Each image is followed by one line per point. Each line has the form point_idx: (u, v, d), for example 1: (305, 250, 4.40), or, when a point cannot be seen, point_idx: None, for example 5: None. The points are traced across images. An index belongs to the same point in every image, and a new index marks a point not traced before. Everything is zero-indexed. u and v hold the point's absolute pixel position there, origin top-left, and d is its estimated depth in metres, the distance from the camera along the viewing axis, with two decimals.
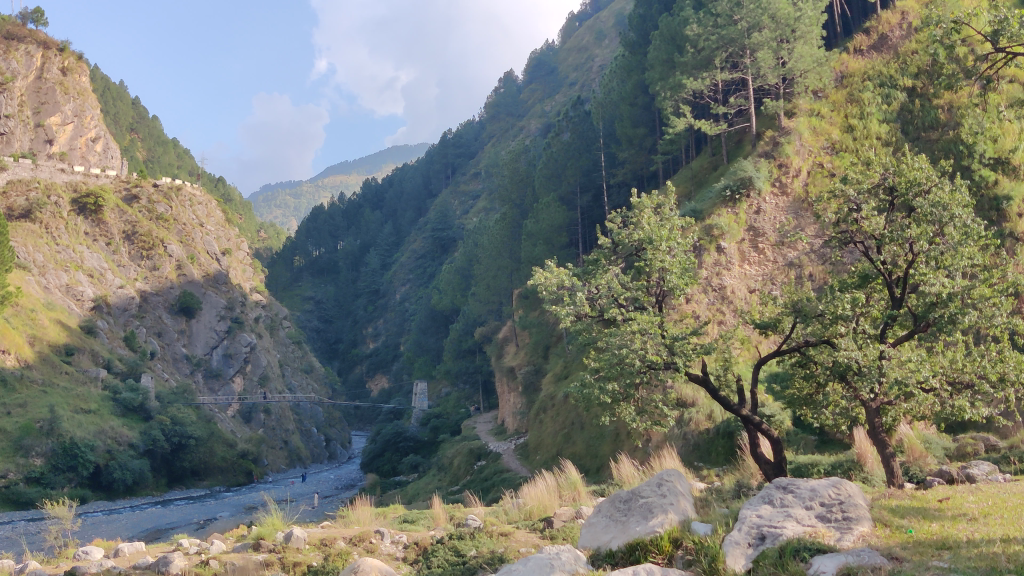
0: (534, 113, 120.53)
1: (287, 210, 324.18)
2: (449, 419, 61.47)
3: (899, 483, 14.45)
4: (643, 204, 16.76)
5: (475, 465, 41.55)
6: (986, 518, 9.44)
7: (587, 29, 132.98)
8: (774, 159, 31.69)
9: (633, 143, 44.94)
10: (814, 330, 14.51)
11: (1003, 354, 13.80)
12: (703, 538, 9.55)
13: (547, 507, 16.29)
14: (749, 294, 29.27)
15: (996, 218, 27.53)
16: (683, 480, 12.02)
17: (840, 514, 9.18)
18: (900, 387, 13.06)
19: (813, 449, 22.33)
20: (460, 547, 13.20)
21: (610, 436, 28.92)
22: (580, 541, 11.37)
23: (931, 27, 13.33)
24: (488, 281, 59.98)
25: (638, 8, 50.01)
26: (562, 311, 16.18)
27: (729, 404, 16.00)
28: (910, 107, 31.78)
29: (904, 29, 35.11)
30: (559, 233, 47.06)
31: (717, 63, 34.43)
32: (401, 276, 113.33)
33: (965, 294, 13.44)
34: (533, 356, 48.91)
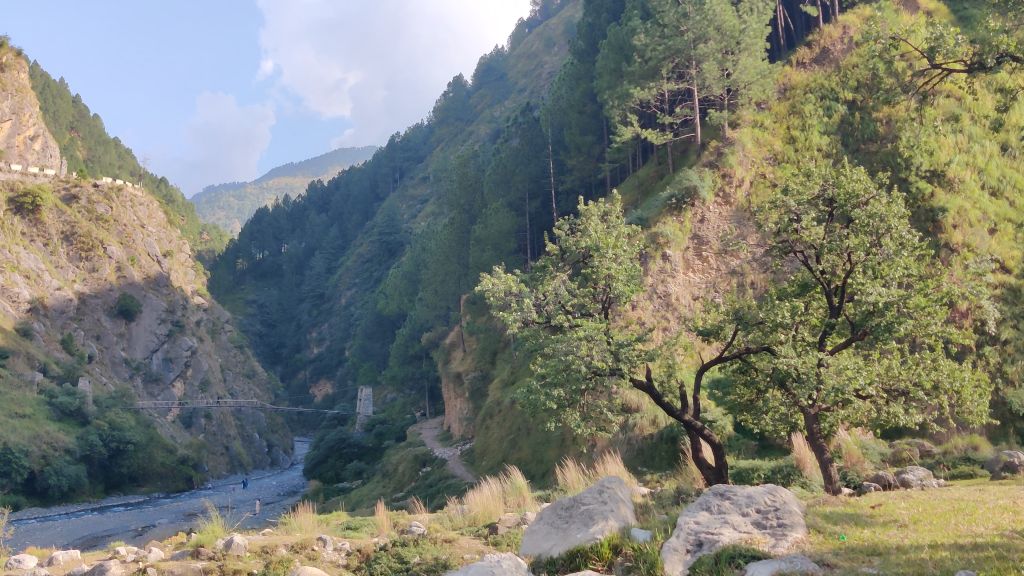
0: (483, 118, 120.55)
1: (231, 211, 319.39)
2: (395, 425, 60.99)
3: (835, 488, 14.75)
4: (591, 211, 16.85)
5: (420, 471, 41.37)
6: (915, 524, 9.66)
7: (536, 35, 133.44)
8: (717, 169, 32.08)
9: (582, 150, 45.29)
10: (754, 337, 14.73)
11: (937, 362, 14.19)
12: (642, 545, 9.61)
13: (491, 514, 16.24)
14: (693, 301, 29.69)
15: (931, 229, 28.36)
16: (624, 486, 12.14)
17: (774, 521, 9.34)
18: (838, 395, 13.23)
19: (753, 454, 22.73)
20: (404, 554, 13.10)
21: (556, 442, 29.00)
22: (522, 548, 11.34)
23: (871, 42, 13.62)
24: (436, 286, 59.77)
25: (588, 17, 50.45)
26: (508, 317, 16.08)
27: (673, 410, 16.12)
28: (850, 119, 32.58)
29: (845, 43, 35.79)
30: (508, 239, 47.18)
31: (664, 73, 34.74)
32: (347, 281, 113.08)
33: (900, 303, 13.71)
34: (480, 362, 49.09)
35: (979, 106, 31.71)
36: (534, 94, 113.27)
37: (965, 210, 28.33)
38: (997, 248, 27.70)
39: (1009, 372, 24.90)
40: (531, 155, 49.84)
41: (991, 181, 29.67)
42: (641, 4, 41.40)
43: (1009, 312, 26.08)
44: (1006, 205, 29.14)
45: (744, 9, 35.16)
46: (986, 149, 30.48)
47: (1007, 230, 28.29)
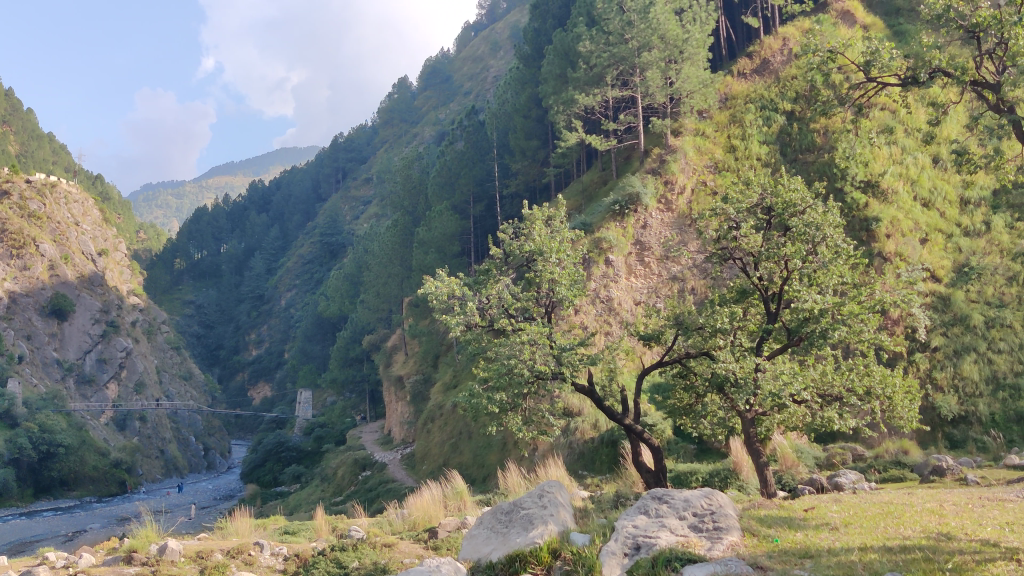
0: (428, 120, 120.09)
1: (168, 211, 313.25)
2: (334, 429, 60.50)
3: (771, 491, 15.00)
4: (535, 215, 16.89)
5: (360, 475, 41.02)
6: (845, 526, 9.90)
7: (482, 39, 133.60)
8: (660, 176, 32.43)
9: (526, 155, 45.40)
10: (694, 342, 14.90)
11: (870, 368, 14.53)
12: (581, 549, 9.64)
13: (431, 518, 16.19)
14: (634, 306, 29.92)
15: (866, 238, 29.07)
16: (564, 491, 12.19)
17: (711, 524, 9.46)
18: (774, 400, 13.44)
19: (692, 457, 23.08)
20: (343, 559, 12.96)
21: (497, 446, 29.04)
22: (462, 553, 11.30)
23: (809, 55, 13.93)
24: (378, 288, 59.23)
25: (533, 22, 50.63)
26: (451, 320, 15.96)
27: (614, 414, 16.23)
28: (789, 129, 33.37)
29: (785, 55, 36.48)
30: (452, 242, 47.02)
31: (608, 80, 34.93)
32: (287, 282, 111.79)
33: (835, 311, 14.01)
34: (422, 365, 48.95)
35: (912, 119, 32.65)
36: (479, 97, 113.48)
37: (897, 220, 29.17)
38: (928, 257, 28.57)
39: (937, 378, 25.64)
40: (476, 158, 49.77)
41: (923, 192, 30.58)
42: (586, 11, 41.73)
43: (938, 320, 26.87)
44: (937, 215, 30.04)
45: (686, 19, 35.59)
46: (918, 161, 31.51)
47: (938, 239, 29.19)
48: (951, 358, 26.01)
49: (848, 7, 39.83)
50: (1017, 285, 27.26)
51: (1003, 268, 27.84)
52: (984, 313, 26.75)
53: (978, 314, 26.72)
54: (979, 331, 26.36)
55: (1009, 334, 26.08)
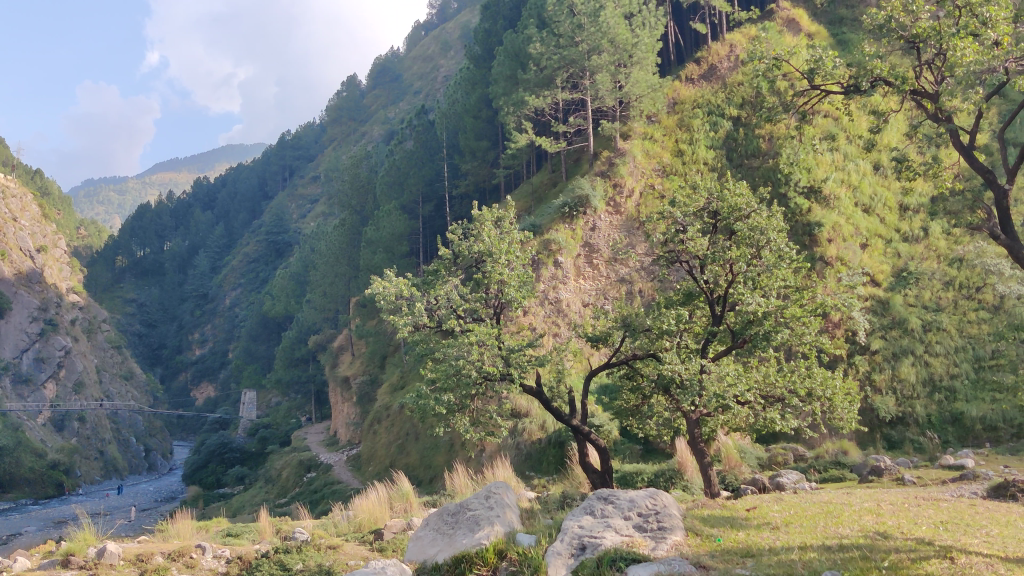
0: (377, 119, 119.17)
1: (111, 207, 306.75)
2: (279, 430, 59.88)
3: (714, 491, 15.22)
4: (484, 216, 16.89)
5: (305, 477, 40.60)
6: (786, 526, 10.06)
7: (433, 38, 133.08)
8: (609, 179, 32.63)
9: (476, 156, 45.33)
10: (641, 344, 15.04)
11: (811, 370, 14.83)
12: (527, 550, 9.64)
13: (377, 520, 16.10)
14: (583, 308, 30.08)
15: (808, 242, 29.60)
16: (510, 492, 12.19)
17: (655, 524, 9.57)
18: (718, 401, 13.62)
19: (638, 458, 23.31)
20: (286, 561, 12.83)
21: (444, 447, 28.99)
22: (407, 555, 11.24)
23: (755, 61, 14.12)
24: (325, 288, 58.51)
25: (484, 22, 50.53)
26: (400, 321, 15.81)
27: (561, 415, 16.27)
28: (735, 134, 34.07)
29: (731, 61, 37.06)
30: (400, 242, 46.72)
31: (558, 82, 34.96)
32: (232, 281, 110.21)
33: (778, 313, 14.27)
34: (369, 365, 48.63)
35: (854, 126, 33.35)
36: (429, 97, 113.13)
37: (839, 225, 29.72)
38: (868, 262, 29.20)
39: (876, 379, 26.22)
40: (425, 157, 49.54)
41: (864, 199, 31.24)
42: (537, 13, 41.83)
43: (877, 323, 27.49)
44: (877, 221, 30.71)
45: (636, 23, 35.80)
46: (860, 168, 32.19)
47: (878, 245, 29.86)
48: (890, 360, 26.60)
49: (793, 16, 40.37)
50: (952, 290, 28.13)
51: (939, 274, 28.69)
52: (921, 317, 27.48)
53: (916, 318, 27.38)
54: (916, 335, 27.01)
55: (944, 337, 26.88)
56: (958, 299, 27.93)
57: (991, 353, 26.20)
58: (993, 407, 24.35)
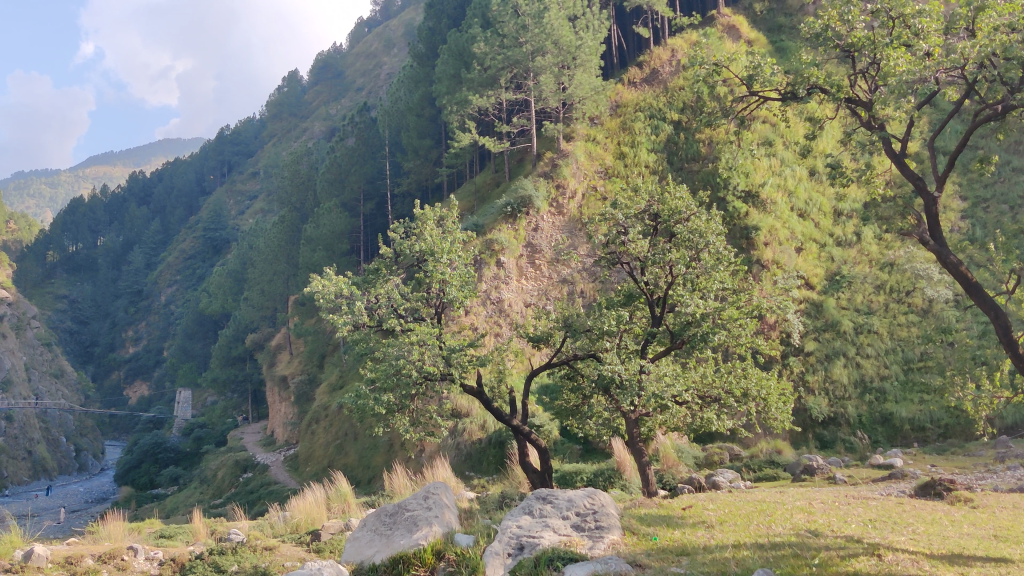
0: (318, 114, 117.64)
1: (42, 200, 298.48)
2: (216, 430, 59.12)
3: (652, 490, 15.40)
4: (426, 215, 16.84)
5: (241, 477, 40.00)
6: (721, 525, 10.21)
7: (376, 35, 132.10)
8: (552, 180, 32.78)
9: (419, 154, 45.20)
10: (582, 344, 15.15)
11: (746, 370, 15.11)
12: (466, 550, 9.63)
13: (315, 521, 15.95)
14: (525, 308, 30.08)
15: (745, 245, 30.04)
16: (449, 492, 12.18)
17: (592, 523, 9.66)
18: (657, 401, 13.74)
19: (578, 457, 23.48)
20: (221, 564, 12.65)
21: (383, 447, 28.85)
22: (343, 556, 11.14)
23: (696, 67, 14.33)
24: (263, 285, 57.52)
25: (428, 20, 50.27)
26: (340, 320, 15.64)
27: (502, 415, 16.26)
28: (675, 138, 34.83)
29: (673, 66, 37.61)
30: (341, 240, 46.33)
31: (502, 82, 34.88)
32: (167, 277, 108.02)
33: (715, 315, 14.51)
34: (308, 365, 48.17)
35: (791, 132, 34.04)
36: (371, 94, 112.24)
37: (775, 229, 30.30)
38: (803, 265, 29.80)
39: (810, 380, 26.68)
40: (367, 155, 49.16)
41: (799, 203, 31.85)
42: (481, 13, 41.81)
43: (811, 325, 28.08)
44: (812, 225, 31.34)
45: (579, 25, 35.95)
46: (796, 173, 32.83)
47: (812, 249, 30.46)
48: (823, 362, 27.14)
49: (733, 22, 40.98)
50: (883, 293, 28.93)
51: (871, 278, 29.48)
52: (854, 319, 28.17)
53: (848, 320, 28.05)
54: (848, 337, 27.66)
55: (876, 340, 27.61)
56: (888, 302, 28.75)
57: (919, 355, 27.03)
58: (921, 409, 25.36)
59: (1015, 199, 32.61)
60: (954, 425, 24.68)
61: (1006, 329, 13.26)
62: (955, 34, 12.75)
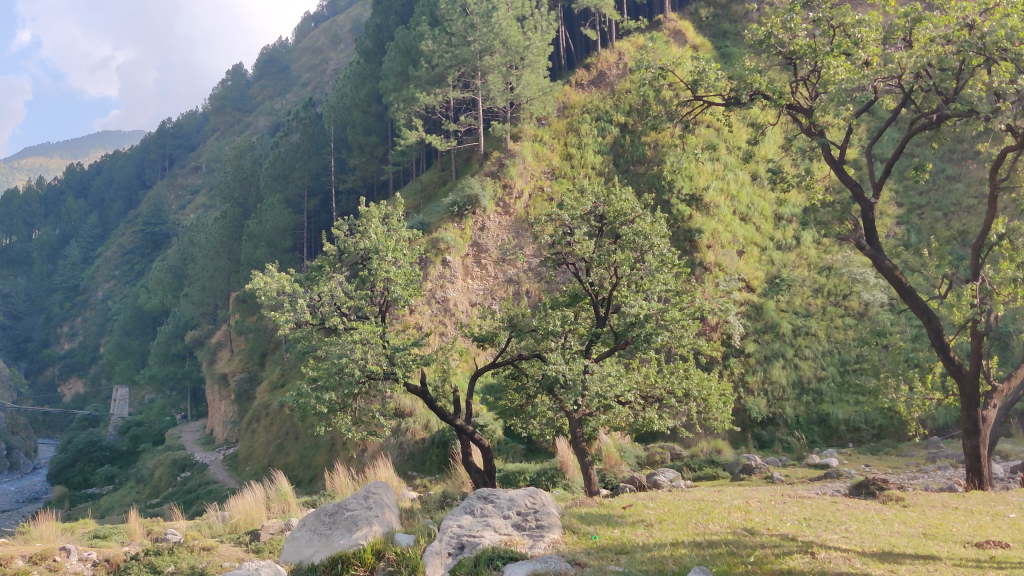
0: (262, 109, 116.08)
1: None
2: (152, 428, 58.05)
3: (594, 489, 15.51)
4: (371, 213, 16.76)
5: (178, 477, 39.32)
6: (660, 524, 10.34)
7: (323, 30, 130.95)
8: (498, 179, 32.78)
9: (364, 150, 44.98)
10: (527, 344, 15.21)
11: (688, 371, 15.31)
12: (405, 550, 9.59)
13: (254, 521, 15.74)
14: (470, 307, 30.01)
15: (689, 247, 30.38)
16: (390, 492, 12.13)
17: (533, 523, 9.69)
18: (599, 401, 13.84)
19: (521, 457, 23.56)
20: (157, 565, 12.46)
21: (325, 446, 28.60)
22: (281, 556, 11.00)
23: (642, 70, 14.44)
24: (203, 282, 56.57)
25: (375, 16, 49.96)
26: (281, 317, 15.49)
27: (446, 415, 16.20)
28: (621, 141, 35.37)
29: (620, 69, 38.10)
30: (284, 237, 45.77)
31: (450, 80, 34.77)
32: (105, 273, 105.39)
33: (659, 316, 14.70)
34: (249, 363, 47.52)
35: (733, 138, 34.59)
36: (318, 90, 111.19)
37: (718, 232, 30.72)
38: (744, 268, 30.26)
39: (749, 381, 27.04)
40: (312, 151, 48.62)
41: (741, 207, 32.32)
42: (429, 11, 41.65)
43: (752, 327, 28.50)
44: (753, 229, 31.83)
45: (527, 26, 36.04)
46: (739, 177, 33.36)
47: (753, 252, 30.97)
48: (762, 363, 27.58)
49: (679, 27, 41.47)
50: (821, 296, 29.56)
51: (809, 281, 30.09)
52: (792, 321, 28.72)
53: (787, 323, 28.57)
54: (787, 339, 28.16)
55: (813, 342, 28.17)
56: (826, 305, 29.36)
57: (855, 357, 27.66)
58: (856, 410, 25.93)
59: (948, 206, 33.53)
60: (888, 426, 25.28)
61: (938, 332, 13.64)
62: (892, 44, 13.11)
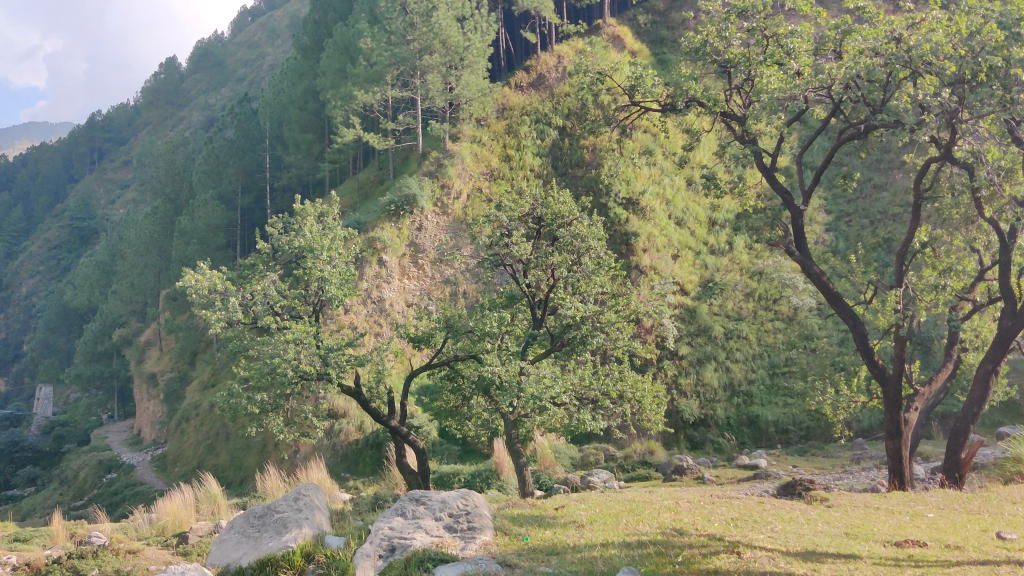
0: (196, 104, 114.05)
1: None
2: (77, 428, 56.44)
3: (528, 491, 15.57)
4: (306, 211, 16.58)
5: (104, 478, 38.44)
6: (591, 524, 10.45)
7: (261, 25, 129.36)
8: (436, 179, 32.70)
9: (300, 148, 44.55)
10: (463, 345, 15.18)
11: (623, 373, 15.48)
12: (335, 552, 9.52)
13: (182, 524, 15.46)
14: (406, 308, 29.84)
15: (625, 251, 30.72)
16: (321, 493, 12.04)
17: (465, 524, 9.70)
18: (535, 403, 13.92)
19: (455, 459, 23.57)
20: (78, 567, 12.19)
21: (256, 447, 28.21)
22: (208, 558, 10.82)
23: (580, 74, 14.48)
24: (133, 279, 55.24)
25: (314, 13, 49.46)
26: (212, 316, 15.24)
27: (380, 416, 16.09)
28: (560, 144, 35.75)
29: (559, 72, 38.57)
30: (217, 234, 44.91)
31: (388, 79, 34.55)
32: (29, 268, 101.85)
33: (595, 318, 14.85)
34: (179, 362, 46.58)
35: (669, 143, 35.12)
36: (254, 85, 109.65)
37: (653, 236, 31.11)
38: (678, 272, 30.70)
39: (682, 383, 27.40)
40: (246, 147, 47.87)
41: (677, 212, 32.77)
42: (369, 8, 41.33)
43: (685, 330, 28.91)
44: (688, 233, 32.30)
45: (468, 27, 36.00)
46: (674, 183, 33.87)
47: (687, 256, 31.43)
48: (694, 365, 28.01)
49: (618, 32, 41.94)
50: (752, 300, 30.18)
51: (741, 286, 30.69)
52: (724, 325, 29.26)
53: (719, 326, 29.05)
54: (719, 342, 28.65)
55: (744, 345, 28.76)
56: (757, 309, 29.98)
57: (785, 360, 28.28)
58: (785, 412, 26.54)
59: (874, 215, 34.47)
60: (815, 429, 25.93)
61: (863, 337, 14.01)
62: (823, 55, 13.41)
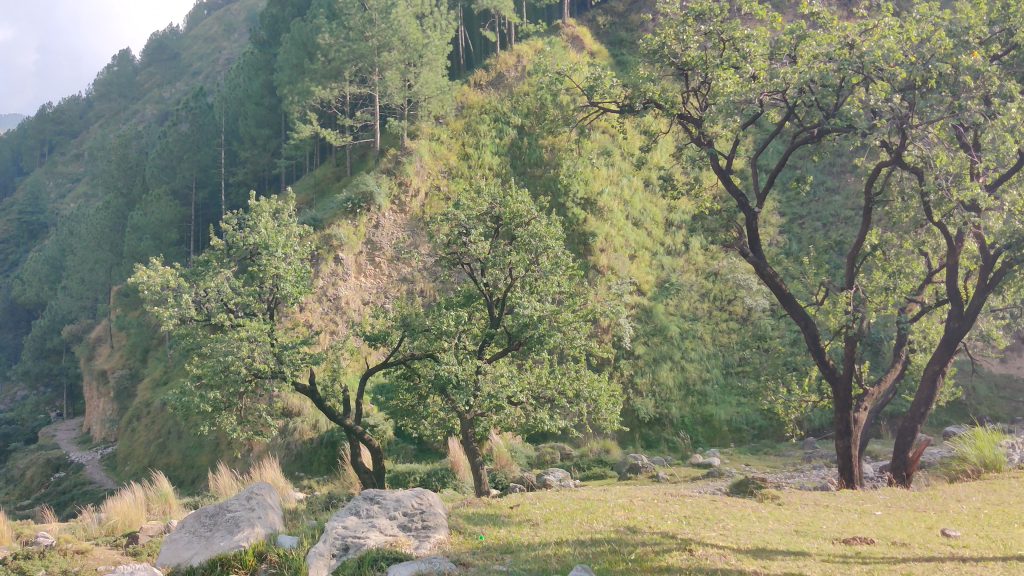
0: (150, 97, 112.39)
1: None
2: (23, 427, 55.17)
3: (483, 489, 15.60)
4: (261, 208, 16.42)
5: (51, 478, 37.68)
6: (545, 522, 10.50)
7: (216, 19, 127.93)
8: (394, 177, 32.56)
9: (256, 143, 44.11)
10: (419, 344, 15.16)
11: (579, 372, 15.57)
12: (288, 551, 9.47)
13: (132, 524, 15.21)
14: (362, 306, 29.68)
15: (583, 250, 30.85)
16: (274, 493, 11.94)
17: (419, 523, 9.69)
18: (490, 401, 13.96)
19: (411, 457, 23.52)
20: (24, 568, 11.93)
21: (209, 446, 27.87)
22: (158, 558, 10.64)
23: (540, 73, 14.53)
24: (83, 274, 54.22)
25: (271, 8, 48.97)
26: (164, 313, 15.03)
27: (335, 415, 15.98)
28: (518, 143, 35.91)
29: (518, 71, 38.84)
30: (170, 229, 44.30)
31: (346, 75, 34.38)
32: None
33: (551, 318, 14.92)
34: (129, 359, 45.80)
35: (627, 144, 35.39)
36: (210, 79, 108.37)
37: (611, 236, 31.34)
38: (635, 272, 30.89)
39: (638, 383, 27.59)
40: (200, 142, 47.27)
41: (634, 213, 33.02)
42: (327, 3, 41.08)
43: (641, 330, 29.11)
44: (645, 234, 32.55)
45: (427, 24, 35.86)
46: (631, 183, 34.13)
47: (644, 257, 31.66)
48: (650, 365, 28.21)
49: (577, 33, 42.16)
50: (707, 301, 30.56)
51: (696, 286, 31.07)
52: (680, 325, 29.57)
53: (674, 326, 29.35)
54: (674, 342, 28.92)
55: (698, 345, 29.11)
56: (712, 310, 30.32)
57: (738, 360, 28.64)
58: (738, 411, 26.86)
59: (827, 217, 35.03)
60: (767, 428, 26.31)
61: (814, 337, 14.25)
62: (777, 60, 13.61)
